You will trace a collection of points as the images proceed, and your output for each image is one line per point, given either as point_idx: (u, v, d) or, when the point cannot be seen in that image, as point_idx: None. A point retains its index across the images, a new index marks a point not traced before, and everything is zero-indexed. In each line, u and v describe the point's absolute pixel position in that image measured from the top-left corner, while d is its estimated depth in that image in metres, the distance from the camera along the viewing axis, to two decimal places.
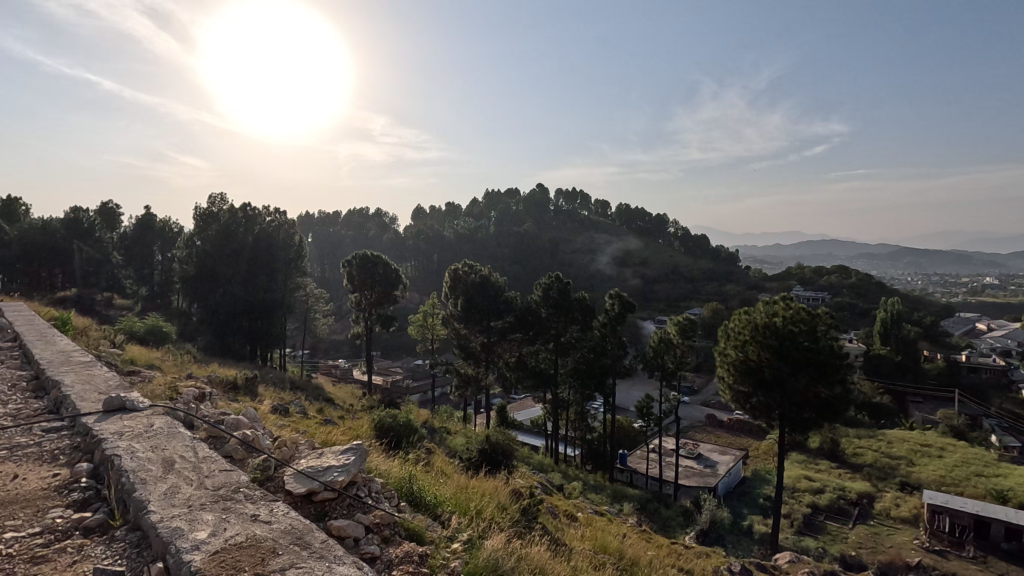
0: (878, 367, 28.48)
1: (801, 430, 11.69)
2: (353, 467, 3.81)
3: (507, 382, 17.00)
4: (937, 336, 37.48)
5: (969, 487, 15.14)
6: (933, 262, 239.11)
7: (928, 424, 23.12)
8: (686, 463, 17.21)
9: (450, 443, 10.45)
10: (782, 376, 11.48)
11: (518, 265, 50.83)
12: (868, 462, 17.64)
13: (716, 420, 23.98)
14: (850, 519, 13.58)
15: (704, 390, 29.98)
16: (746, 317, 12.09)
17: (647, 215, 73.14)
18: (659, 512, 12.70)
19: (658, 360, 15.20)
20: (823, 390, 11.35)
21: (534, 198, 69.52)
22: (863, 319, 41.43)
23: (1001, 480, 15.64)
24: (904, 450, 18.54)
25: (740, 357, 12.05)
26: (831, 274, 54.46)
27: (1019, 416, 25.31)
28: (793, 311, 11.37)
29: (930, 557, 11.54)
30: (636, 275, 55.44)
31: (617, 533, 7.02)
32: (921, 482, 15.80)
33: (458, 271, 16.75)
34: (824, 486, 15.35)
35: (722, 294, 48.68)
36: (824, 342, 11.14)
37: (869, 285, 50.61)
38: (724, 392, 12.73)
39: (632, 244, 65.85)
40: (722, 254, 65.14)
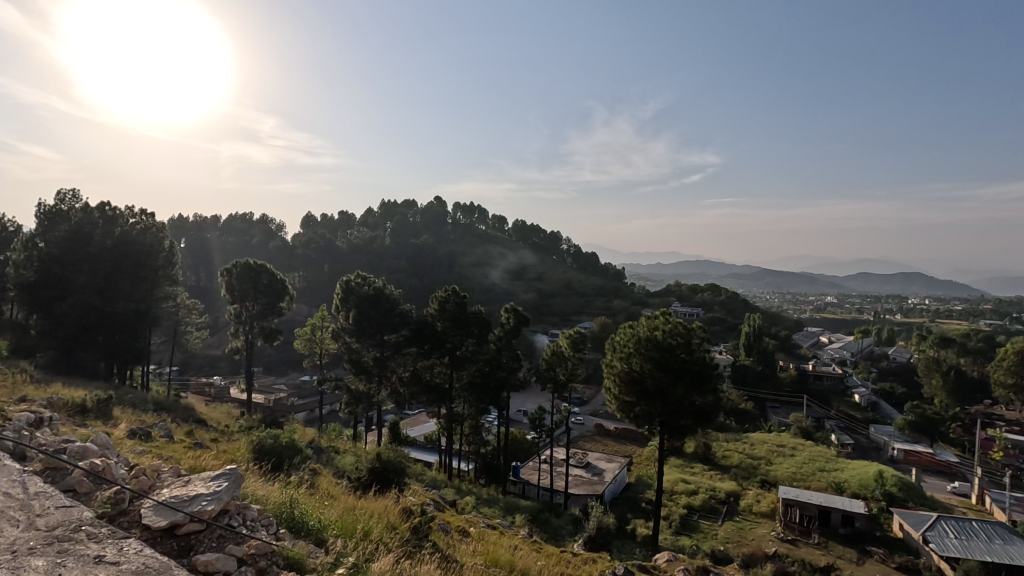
0: (743, 377, 31.53)
1: (678, 436, 12.59)
2: (226, 495, 3.48)
3: (401, 397, 16.52)
4: (790, 348, 42.41)
5: (814, 481, 17.18)
6: (787, 282, 271.18)
7: (783, 426, 26.00)
8: (576, 472, 17.81)
9: (338, 462, 9.98)
10: (663, 386, 12.30)
11: (415, 278, 50.17)
12: (735, 463, 19.42)
13: (604, 429, 25.16)
14: (719, 516, 14.81)
15: (592, 401, 31.35)
16: (631, 331, 12.82)
17: (542, 232, 75.61)
18: (550, 522, 13.00)
19: (550, 372, 15.57)
20: (697, 398, 12.36)
21: (432, 210, 69.18)
22: (731, 333, 45.87)
23: (839, 473, 17.91)
24: (763, 451, 20.66)
25: (626, 368, 12.75)
26: (704, 292, 59.77)
27: (852, 417, 29.33)
28: (671, 325, 12.28)
29: (784, 546, 12.86)
30: (531, 289, 57.01)
31: (509, 545, 7.07)
32: (777, 478, 17.67)
33: (352, 282, 16.13)
34: (697, 487, 16.63)
35: (610, 309, 51.46)
36: (697, 353, 12.18)
37: (735, 302, 56.22)
38: (610, 402, 13.37)
39: (528, 259, 67.62)
40: (610, 271, 69.09)
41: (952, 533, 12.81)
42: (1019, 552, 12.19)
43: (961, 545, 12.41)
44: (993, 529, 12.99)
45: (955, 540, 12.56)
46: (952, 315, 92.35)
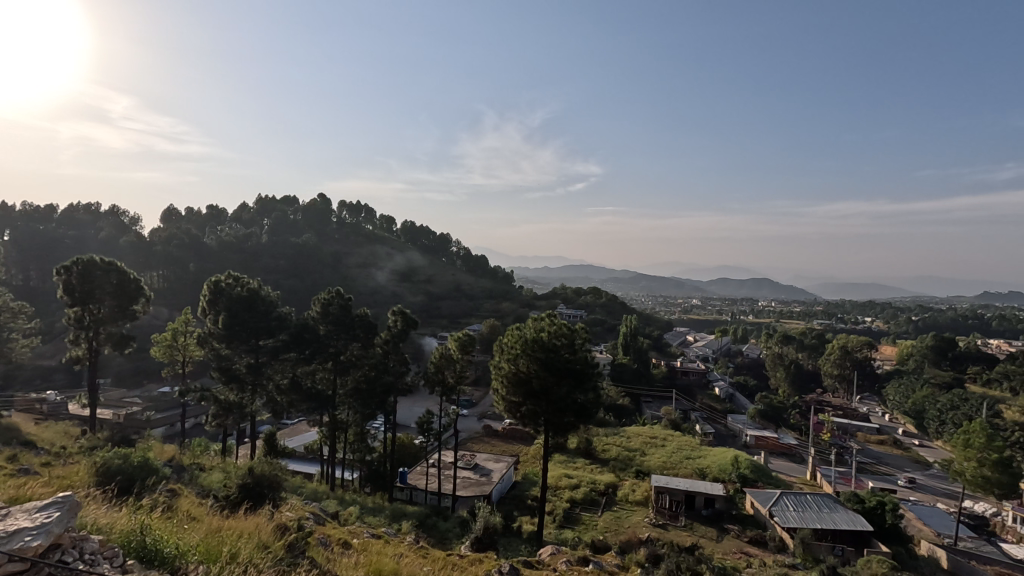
0: (621, 374, 33.64)
1: (562, 433, 13.08)
2: (57, 527, 3.02)
3: (278, 407, 15.38)
4: (661, 347, 46.01)
5: (682, 469, 18.74)
6: (660, 286, 293.76)
7: (655, 419, 28.10)
8: (464, 474, 17.82)
9: (203, 480, 9.07)
10: (548, 385, 12.72)
11: (295, 279, 47.24)
12: (613, 456, 20.62)
13: (492, 430, 25.46)
14: (599, 507, 15.63)
15: (481, 403, 31.60)
16: (518, 333, 13.08)
17: (432, 233, 74.93)
18: (438, 526, 12.88)
19: (438, 376, 15.42)
20: (580, 395, 12.94)
21: (315, 208, 65.66)
22: (610, 334, 48.73)
23: (702, 460, 19.74)
24: (638, 443, 22.16)
25: (513, 369, 13.00)
26: (586, 295, 62.91)
27: (713, 408, 32.47)
28: (556, 327, 12.75)
29: (655, 530, 13.87)
30: (420, 291, 56.23)
31: (394, 554, 6.89)
32: (650, 468, 19.04)
33: (221, 282, 14.63)
34: (579, 481, 17.41)
35: (498, 311, 52.36)
36: (580, 353, 12.75)
37: (614, 304, 59.86)
38: (497, 403, 13.55)
39: (417, 261, 66.62)
40: (499, 275, 70.34)
41: (792, 506, 14.63)
42: (842, 518, 14.22)
43: (799, 516, 14.22)
44: (823, 500, 15.03)
45: (795, 512, 14.35)
46: (791, 315, 106.34)
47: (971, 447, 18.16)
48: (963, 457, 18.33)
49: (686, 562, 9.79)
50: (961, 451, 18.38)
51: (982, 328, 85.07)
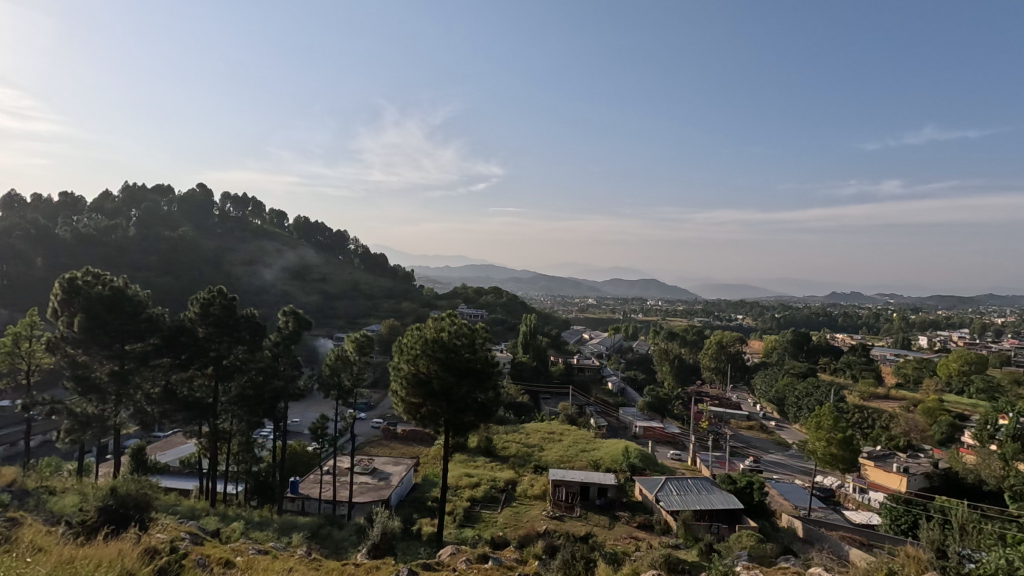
0: (521, 372, 34.34)
1: (462, 433, 13.09)
2: None
3: (148, 419, 13.90)
4: (559, 344, 47.57)
5: (578, 462, 19.50)
6: (558, 286, 303.57)
7: (553, 414, 28.98)
8: (361, 479, 17.22)
9: (53, 504, 7.96)
10: (448, 385, 12.64)
11: (169, 277, 42.90)
12: (512, 452, 20.98)
13: (391, 432, 24.84)
14: (499, 504, 15.81)
15: (379, 405, 30.70)
16: (417, 333, 12.85)
17: (327, 230, 71.58)
18: (332, 536, 12.32)
19: (334, 379, 14.60)
20: (480, 395, 13.03)
21: (194, 200, 60.10)
22: (510, 332, 49.54)
23: (596, 452, 20.69)
24: (537, 439, 22.74)
25: (412, 370, 12.77)
26: (487, 295, 63.41)
27: (607, 402, 34.14)
28: (456, 327, 12.73)
29: (552, 523, 14.31)
30: (314, 291, 53.50)
31: (283, 569, 6.50)
32: (547, 463, 19.62)
33: (77, 280, 12.40)
34: (479, 480, 17.50)
35: (398, 310, 51.29)
36: (480, 353, 12.83)
37: (515, 304, 60.98)
38: (396, 405, 13.23)
39: (311, 259, 63.30)
40: (399, 274, 68.93)
41: (675, 491, 15.79)
42: (718, 498, 15.58)
43: (681, 499, 15.36)
44: (702, 484, 16.36)
45: (678, 496, 15.49)
46: (676, 314, 114.75)
47: (822, 428, 20.70)
48: (815, 437, 20.84)
49: (581, 551, 10.20)
50: (814, 432, 20.88)
51: (831, 323, 97.40)
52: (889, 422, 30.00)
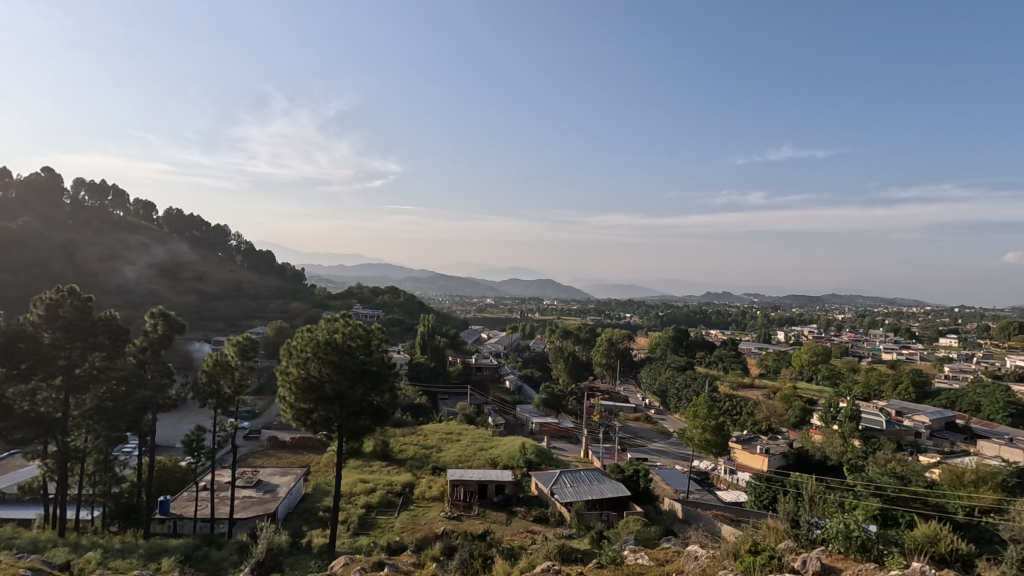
0: (419, 373, 33.86)
1: (356, 437, 12.61)
2: None
3: None
4: (457, 344, 47.55)
5: (475, 460, 19.60)
6: (458, 286, 303.07)
7: (451, 415, 28.83)
8: (243, 493, 15.97)
9: None
10: (342, 389, 12.13)
11: (5, 274, 36.94)
12: (409, 455, 20.58)
13: (278, 441, 23.31)
14: (395, 509, 15.43)
15: (264, 413, 28.67)
16: (308, 335, 12.14)
17: (204, 224, 65.59)
18: (209, 557, 11.30)
19: (212, 387, 13.45)
20: (375, 397, 12.66)
21: (38, 186, 52.21)
22: (408, 333, 48.63)
23: (494, 450, 20.92)
24: (434, 440, 22.51)
25: (302, 374, 12.05)
26: (384, 295, 61.71)
27: (504, 400, 34.62)
28: (351, 328, 12.25)
29: (450, 523, 14.25)
30: (189, 290, 48.80)
31: None
32: (445, 463, 19.51)
33: None
34: (375, 485, 16.96)
35: (286, 311, 48.40)
36: (375, 354, 12.46)
37: (412, 304, 60.03)
38: (284, 411, 12.42)
39: (184, 255, 57.60)
40: (287, 272, 65.05)
41: (569, 483, 16.42)
42: (608, 487, 16.42)
43: (575, 490, 16.00)
44: (593, 475, 17.16)
45: (571, 488, 16.10)
46: (570, 313, 119.53)
47: (698, 416, 22.61)
48: (693, 425, 22.70)
49: (479, 549, 10.25)
50: (692, 420, 22.77)
51: (706, 320, 106.70)
52: (754, 408, 33.48)
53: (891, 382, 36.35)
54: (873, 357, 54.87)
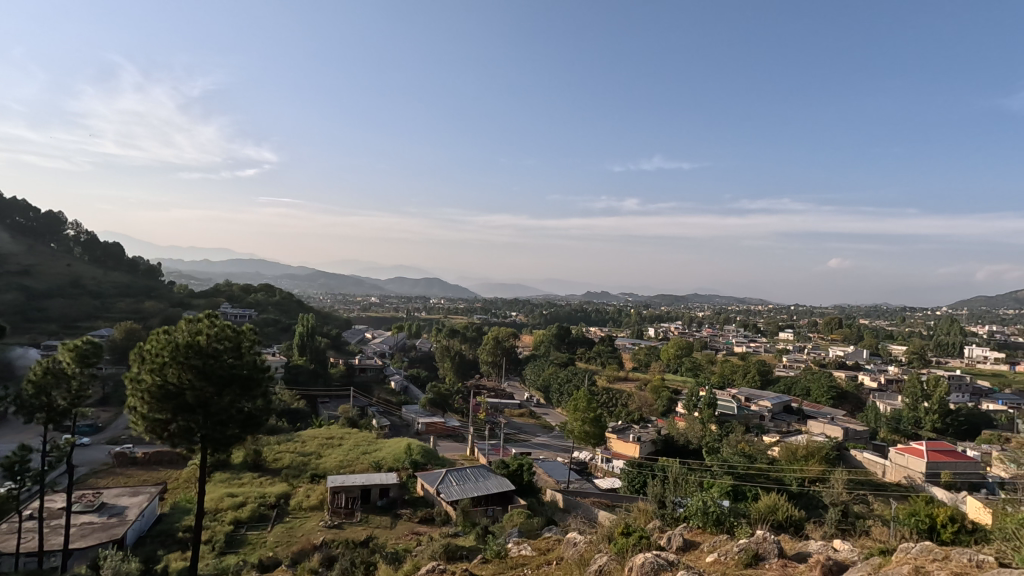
0: (296, 376, 31.90)
1: (224, 448, 11.56)
2: None
3: None
4: (339, 345, 45.48)
5: (358, 465, 18.88)
6: (339, 284, 289.76)
7: (332, 418, 27.50)
8: (83, 519, 13.93)
9: None
10: (206, 397, 11.06)
11: None
12: (285, 464, 19.29)
13: (127, 458, 20.64)
14: (268, 522, 14.38)
15: (110, 426, 25.25)
16: (165, 337, 10.90)
17: (30, 210, 56.13)
18: None
19: (41, 400, 11.55)
20: (246, 404, 11.71)
21: None
22: (284, 333, 45.57)
23: (378, 453, 20.30)
24: (313, 446, 21.33)
25: (157, 382, 10.79)
26: (256, 293, 57.19)
27: (389, 401, 33.73)
28: (217, 329, 11.21)
29: (330, 533, 13.57)
30: (10, 287, 41.49)
31: None
32: (325, 470, 18.56)
33: None
34: (245, 499, 15.67)
35: (139, 311, 43.05)
36: (246, 357, 11.53)
37: (289, 303, 56.40)
38: (135, 424, 11.03)
39: (3, 245, 48.80)
40: (140, 268, 57.89)
41: (455, 481, 16.42)
42: (494, 483, 16.69)
43: (461, 488, 16.05)
44: (479, 471, 17.34)
45: (458, 486, 16.12)
46: (457, 311, 119.62)
47: (578, 409, 23.80)
48: (574, 418, 23.83)
49: (361, 556, 9.91)
50: (573, 413, 23.89)
51: (586, 317, 112.51)
52: (628, 400, 35.93)
53: (741, 371, 40.99)
54: (727, 350, 61.51)
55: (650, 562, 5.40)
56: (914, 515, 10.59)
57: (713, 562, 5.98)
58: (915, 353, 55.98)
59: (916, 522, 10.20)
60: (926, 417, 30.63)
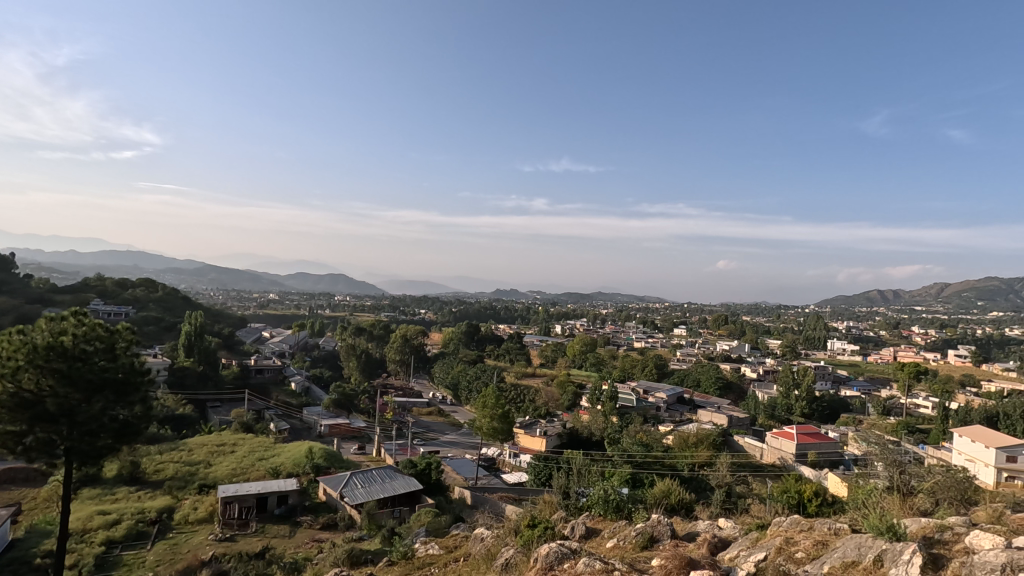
0: (181, 379, 29.26)
1: (93, 462, 10.32)
2: None
3: None
4: (232, 345, 42.35)
5: (254, 472, 17.73)
6: (233, 279, 269.81)
7: (224, 424, 25.55)
8: None
9: None
10: (71, 405, 9.82)
11: None
12: (169, 475, 17.67)
13: None
14: (148, 540, 13.07)
15: None
16: (19, 338, 9.58)
17: None
18: None
19: None
20: (121, 411, 10.58)
21: None
22: (167, 333, 41.62)
23: (276, 459, 19.19)
24: (201, 455, 19.71)
25: (9, 390, 9.41)
26: (135, 288, 51.72)
27: (289, 403, 31.93)
28: (86, 329, 10.05)
29: (220, 546, 12.61)
30: None
31: None
32: (215, 479, 17.23)
33: None
34: (120, 516, 14.15)
35: None
36: (121, 360, 10.45)
37: (174, 300, 51.63)
38: None
39: None
40: None
41: (360, 483, 15.91)
42: (400, 483, 16.36)
43: (366, 490, 15.58)
44: (385, 472, 16.91)
45: (362, 488, 15.61)
46: (363, 309, 115.74)
47: (487, 406, 23.97)
48: (482, 415, 23.96)
49: (255, 569, 9.30)
50: (481, 410, 24.02)
51: (496, 314, 113.51)
52: (535, 395, 36.71)
53: (640, 365, 43.41)
54: (627, 345, 64.87)
55: (555, 551, 5.57)
56: (786, 492, 11.80)
57: (613, 547, 6.28)
58: (788, 346, 62.28)
59: (787, 498, 11.37)
60: (796, 404, 34.19)
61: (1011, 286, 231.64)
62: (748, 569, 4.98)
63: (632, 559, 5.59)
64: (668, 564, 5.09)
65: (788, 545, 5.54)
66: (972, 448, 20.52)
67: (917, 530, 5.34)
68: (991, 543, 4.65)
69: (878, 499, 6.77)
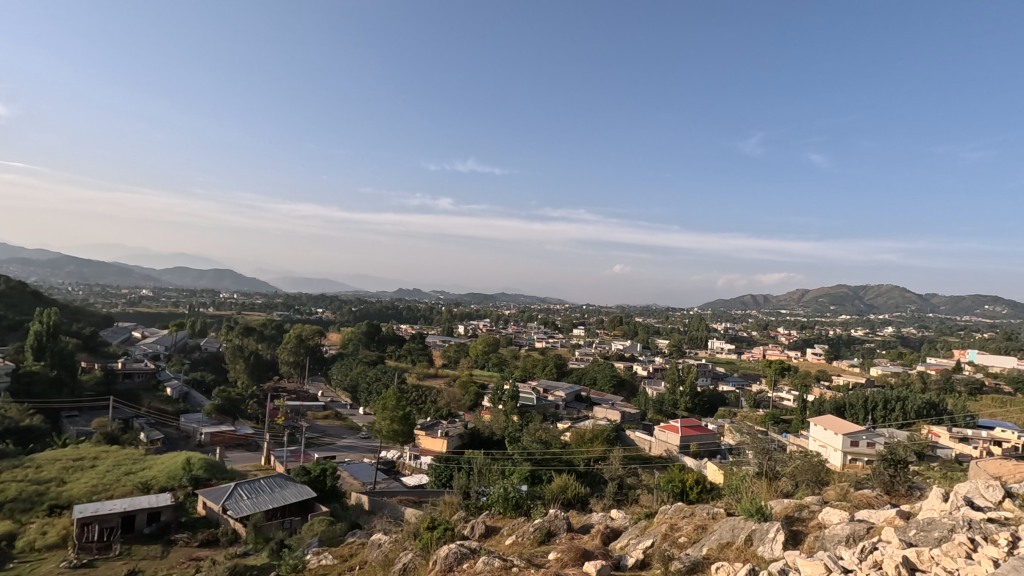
0: (29, 387, 25.47)
1: None
2: None
3: None
4: (94, 346, 37.61)
5: (119, 488, 15.89)
6: (96, 273, 239.79)
7: (82, 435, 22.62)
8: None
9: None
10: None
11: None
12: (9, 497, 15.30)
13: None
14: None
15: None
16: None
17: None
18: None
19: None
20: None
21: None
22: (11, 334, 36.01)
23: (146, 472, 17.35)
24: (53, 471, 17.29)
25: None
26: None
27: (163, 411, 28.93)
28: None
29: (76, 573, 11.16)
30: None
31: None
32: (70, 498, 15.21)
33: None
34: None
35: None
36: None
37: (20, 295, 44.83)
38: None
39: None
40: None
41: (246, 494, 14.81)
42: (291, 492, 15.43)
43: (253, 501, 14.55)
44: (275, 481, 15.86)
45: (248, 499, 14.53)
46: (252, 307, 107.83)
47: (386, 408, 23.32)
48: (381, 418, 23.27)
49: None
50: (380, 413, 23.33)
51: (397, 315, 110.95)
52: (437, 396, 36.33)
53: (541, 364, 44.52)
54: (528, 345, 66.37)
55: (454, 552, 5.54)
56: (671, 481, 12.67)
57: (512, 544, 6.37)
58: (674, 346, 66.94)
59: (672, 486, 12.17)
60: (681, 399, 36.86)
61: (855, 293, 266.45)
62: (637, 556, 5.27)
63: (530, 555, 5.69)
64: (564, 557, 5.27)
65: (673, 531, 5.95)
66: (825, 435, 23.30)
67: (781, 510, 5.95)
68: (838, 517, 5.31)
69: (749, 483, 7.46)
